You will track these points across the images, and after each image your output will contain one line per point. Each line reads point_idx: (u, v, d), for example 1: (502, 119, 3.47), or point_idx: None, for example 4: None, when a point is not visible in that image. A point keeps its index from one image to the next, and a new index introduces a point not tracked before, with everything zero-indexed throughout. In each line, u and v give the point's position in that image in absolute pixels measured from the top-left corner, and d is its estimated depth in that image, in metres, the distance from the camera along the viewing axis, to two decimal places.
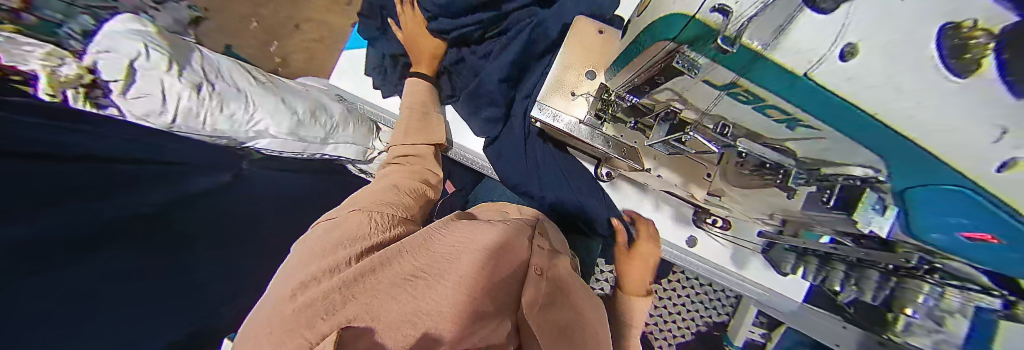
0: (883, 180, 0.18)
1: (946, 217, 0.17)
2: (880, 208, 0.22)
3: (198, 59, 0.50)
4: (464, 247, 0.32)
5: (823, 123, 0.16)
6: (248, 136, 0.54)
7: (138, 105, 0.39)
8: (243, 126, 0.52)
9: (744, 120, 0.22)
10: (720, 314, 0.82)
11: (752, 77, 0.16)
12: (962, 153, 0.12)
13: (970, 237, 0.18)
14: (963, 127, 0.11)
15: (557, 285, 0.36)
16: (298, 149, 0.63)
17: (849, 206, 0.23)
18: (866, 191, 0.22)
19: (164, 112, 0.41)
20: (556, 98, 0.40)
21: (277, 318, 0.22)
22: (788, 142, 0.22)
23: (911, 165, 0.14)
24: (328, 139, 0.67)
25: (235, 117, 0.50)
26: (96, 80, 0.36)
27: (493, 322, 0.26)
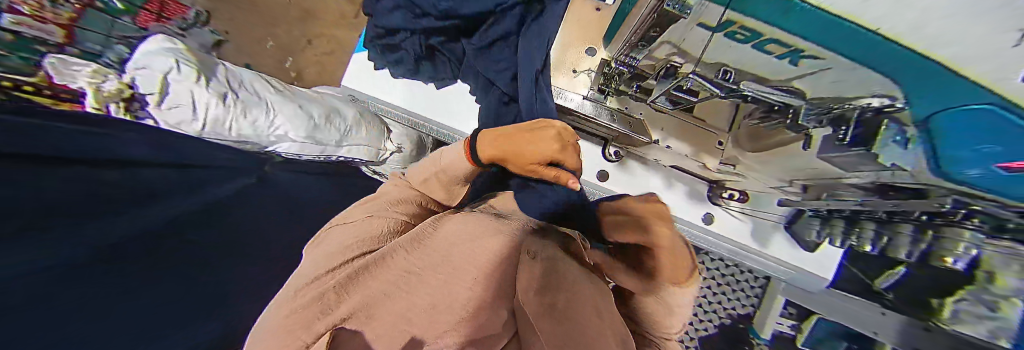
0: (900, 105, 0.19)
1: (974, 147, 0.17)
2: (902, 141, 0.21)
3: (224, 72, 0.55)
4: (459, 244, 0.33)
5: (828, 49, 0.17)
6: (271, 141, 0.59)
7: (172, 115, 0.46)
8: (266, 131, 0.57)
9: (748, 63, 0.23)
10: (745, 305, 0.76)
11: (747, 14, 0.17)
12: (987, 62, 0.12)
13: (1002, 168, 0.17)
14: (981, 33, 0.11)
15: (569, 274, 0.28)
16: (317, 151, 0.66)
17: (868, 140, 0.24)
18: (886, 122, 0.22)
19: (194, 121, 0.48)
20: (560, 76, 0.43)
21: (282, 317, 0.28)
22: (794, 82, 0.24)
23: (938, 80, 0.14)
24: (342, 142, 0.68)
25: (258, 124, 0.56)
26: (133, 94, 0.45)
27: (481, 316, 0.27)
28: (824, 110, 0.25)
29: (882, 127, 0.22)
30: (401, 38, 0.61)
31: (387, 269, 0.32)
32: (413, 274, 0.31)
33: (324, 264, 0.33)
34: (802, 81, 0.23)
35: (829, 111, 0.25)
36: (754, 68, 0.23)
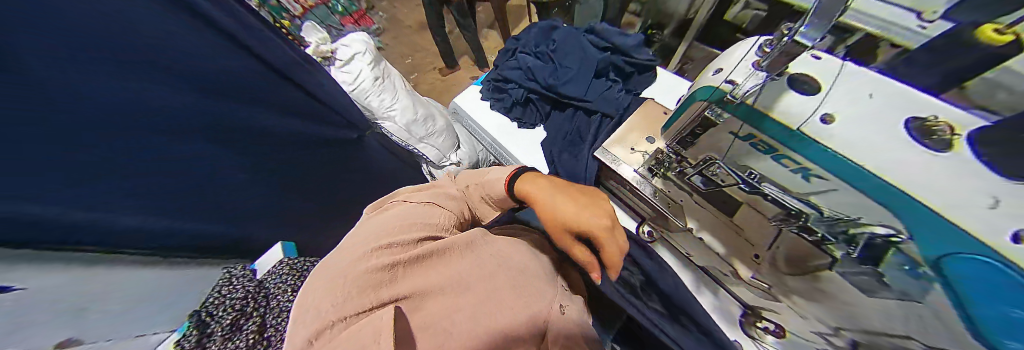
0: (907, 242, 0.18)
1: (1001, 311, 0.14)
2: (912, 272, 0.18)
3: (383, 64, 0.78)
4: (502, 274, 0.37)
5: (835, 177, 0.20)
6: (382, 115, 0.78)
7: (342, 76, 0.73)
8: (383, 109, 0.77)
9: (774, 175, 0.26)
10: None
11: (789, 145, 0.22)
12: (960, 213, 0.14)
13: None
14: (965, 192, 0.15)
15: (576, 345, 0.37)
16: (404, 137, 0.83)
17: (874, 259, 0.21)
18: (890, 250, 0.20)
19: (350, 84, 0.73)
20: (617, 148, 0.48)
21: (350, 273, 0.28)
22: (813, 197, 0.23)
23: (925, 231, 0.16)
24: (423, 138, 0.85)
25: (382, 101, 0.76)
26: (330, 57, 0.73)
27: None
28: (838, 232, 0.24)
29: (888, 252, 0.20)
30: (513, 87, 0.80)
31: (443, 268, 0.34)
32: (460, 290, 0.33)
33: (401, 230, 0.35)
34: (819, 197, 0.23)
35: (847, 237, 0.23)
36: (774, 176, 0.26)
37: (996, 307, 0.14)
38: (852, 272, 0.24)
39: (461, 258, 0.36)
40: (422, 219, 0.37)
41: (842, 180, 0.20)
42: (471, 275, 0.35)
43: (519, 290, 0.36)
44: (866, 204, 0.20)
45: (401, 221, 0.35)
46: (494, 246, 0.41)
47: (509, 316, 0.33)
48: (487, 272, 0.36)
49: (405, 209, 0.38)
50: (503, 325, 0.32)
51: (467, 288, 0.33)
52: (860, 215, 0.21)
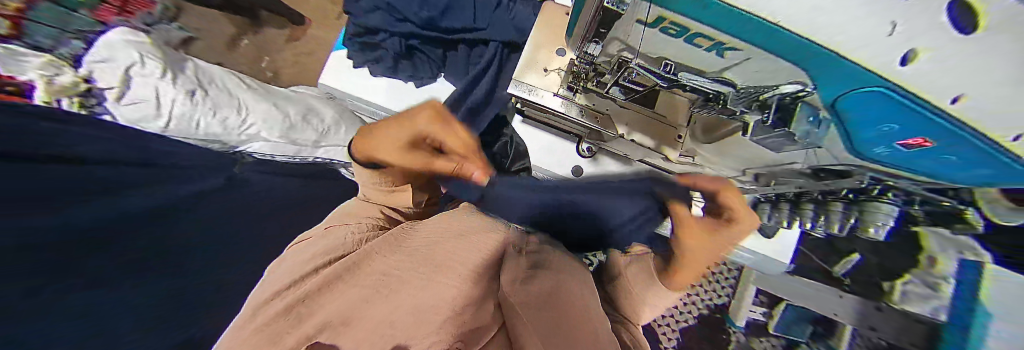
0: (811, 92, 0.21)
1: (880, 127, 0.20)
2: (814, 119, 0.23)
3: (192, 68, 0.52)
4: (437, 239, 0.37)
5: (739, 41, 0.19)
6: (240, 139, 0.56)
7: (135, 112, 0.44)
8: (235, 129, 0.54)
9: (686, 54, 0.24)
10: (721, 296, 1.00)
11: (673, 10, 0.18)
12: (873, 50, 0.15)
13: (904, 144, 0.20)
14: (864, 26, 0.14)
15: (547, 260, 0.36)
16: (292, 152, 0.65)
17: (782, 120, 0.25)
18: (799, 105, 0.24)
19: (158, 116, 0.46)
20: (529, 75, 0.42)
21: (250, 332, 0.28)
22: (726, 71, 0.25)
23: (836, 71, 0.18)
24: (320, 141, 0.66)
25: (227, 120, 0.53)
26: (90, 88, 0.41)
27: (471, 312, 0.29)
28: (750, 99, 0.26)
29: (799, 106, 0.24)
30: (384, 38, 0.62)
31: (372, 269, 0.33)
32: (395, 275, 0.32)
33: (304, 268, 0.34)
34: (731, 71, 0.24)
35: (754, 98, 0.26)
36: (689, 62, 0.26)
37: (874, 124, 0.20)
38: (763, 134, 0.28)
39: (386, 250, 0.35)
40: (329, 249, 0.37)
41: (750, 43, 0.19)
42: (406, 259, 0.34)
43: (464, 249, 0.35)
44: (778, 68, 0.20)
45: (302, 265, 0.36)
46: (423, 227, 0.41)
47: (457, 268, 0.33)
48: (421, 246, 0.36)
49: (307, 246, 0.39)
50: (462, 285, 0.31)
51: (401, 272, 0.32)
52: (772, 83, 0.23)
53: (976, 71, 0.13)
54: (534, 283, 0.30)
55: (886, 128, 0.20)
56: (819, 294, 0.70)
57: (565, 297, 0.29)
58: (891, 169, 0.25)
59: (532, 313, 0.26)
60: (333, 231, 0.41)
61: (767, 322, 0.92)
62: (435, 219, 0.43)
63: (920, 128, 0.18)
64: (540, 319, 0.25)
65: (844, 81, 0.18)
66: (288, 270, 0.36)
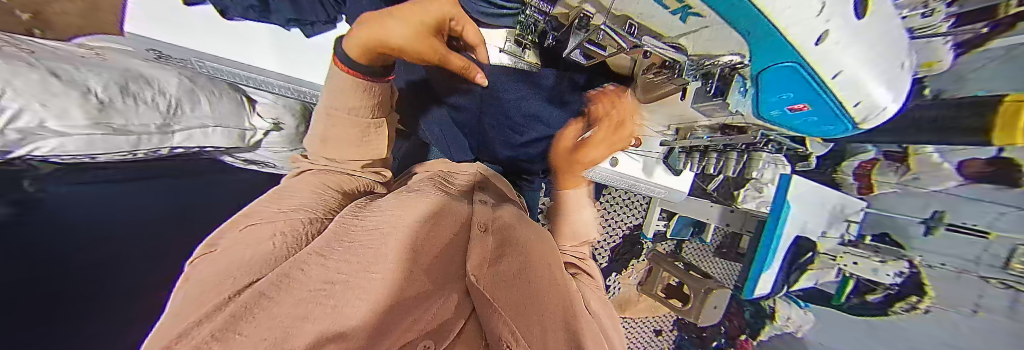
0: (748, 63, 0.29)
1: (790, 97, 0.30)
2: (743, 92, 0.37)
3: None
4: (387, 229, 0.33)
5: (705, 6, 0.21)
6: (18, 139, 0.41)
7: None
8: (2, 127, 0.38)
9: (649, 18, 0.27)
10: (637, 218, 1.24)
11: None
12: (802, 28, 0.19)
13: (795, 109, 0.32)
14: (807, 7, 0.17)
15: (503, 234, 0.42)
16: (128, 146, 0.55)
17: (726, 92, 0.40)
18: (736, 83, 0.37)
19: None
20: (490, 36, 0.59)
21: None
22: (680, 39, 0.29)
23: (769, 45, 0.23)
24: (172, 124, 0.61)
25: None
26: None
27: (442, 297, 0.31)
28: (701, 68, 0.34)
29: (734, 79, 0.36)
30: None
31: (297, 290, 0.23)
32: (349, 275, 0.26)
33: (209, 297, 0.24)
34: (685, 38, 0.28)
35: (704, 67, 0.33)
36: (650, 26, 0.29)
37: (786, 97, 0.31)
38: (708, 100, 0.43)
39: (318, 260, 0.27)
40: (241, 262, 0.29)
41: (713, 11, 0.21)
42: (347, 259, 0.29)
43: (424, 222, 0.36)
44: (730, 39, 0.25)
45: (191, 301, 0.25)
46: (372, 212, 0.39)
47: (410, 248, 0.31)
48: (368, 240, 0.33)
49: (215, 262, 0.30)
50: (421, 265, 0.30)
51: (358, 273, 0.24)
52: (718, 52, 0.29)
53: (840, 59, 0.22)
54: (500, 265, 0.35)
55: (780, 93, 0.30)
56: (699, 206, 0.93)
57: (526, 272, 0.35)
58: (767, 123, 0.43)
59: (508, 297, 0.31)
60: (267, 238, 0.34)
61: (666, 231, 1.21)
62: (388, 198, 0.43)
63: (805, 96, 0.28)
64: (506, 300, 0.30)
65: (764, 55, 0.25)
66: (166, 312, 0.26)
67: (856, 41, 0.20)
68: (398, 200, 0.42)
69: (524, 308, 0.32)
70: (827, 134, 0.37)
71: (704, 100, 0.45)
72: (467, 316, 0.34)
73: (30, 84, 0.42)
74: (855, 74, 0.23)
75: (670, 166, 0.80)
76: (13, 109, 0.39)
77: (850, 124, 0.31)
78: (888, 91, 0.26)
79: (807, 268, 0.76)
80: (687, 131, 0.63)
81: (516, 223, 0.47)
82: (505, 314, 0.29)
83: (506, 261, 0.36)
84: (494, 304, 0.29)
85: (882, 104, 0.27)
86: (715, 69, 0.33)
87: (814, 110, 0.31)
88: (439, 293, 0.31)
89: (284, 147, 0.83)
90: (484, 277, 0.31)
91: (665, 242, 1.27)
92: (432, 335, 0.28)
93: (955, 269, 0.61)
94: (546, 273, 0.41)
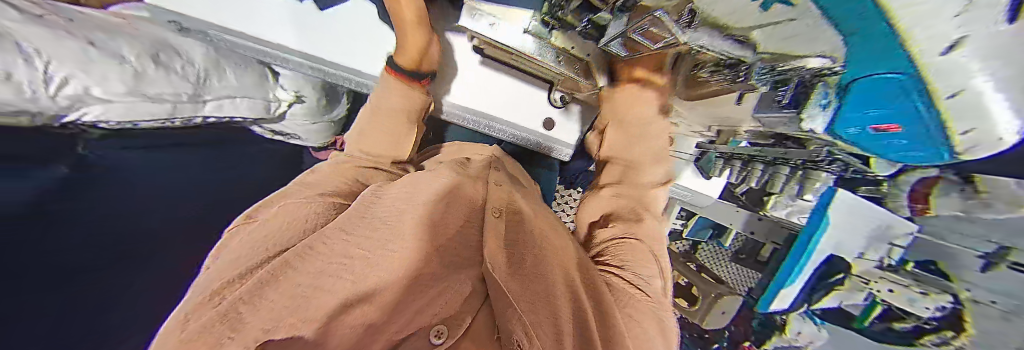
0: (840, 69, 0.31)
1: (876, 115, 0.32)
2: (822, 105, 0.36)
3: None
4: (404, 206, 0.34)
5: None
6: (62, 103, 0.44)
7: None
8: (47, 89, 0.41)
9: (723, 13, 0.28)
10: None
11: None
12: (924, 32, 0.20)
13: (880, 130, 0.34)
14: (942, 8, 0.18)
15: (517, 220, 0.41)
16: (162, 112, 0.59)
17: (801, 106, 0.38)
18: (817, 92, 0.36)
19: None
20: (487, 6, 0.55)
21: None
22: (755, 31, 0.29)
23: (876, 46, 0.24)
24: (200, 93, 0.64)
25: (30, 75, 0.38)
26: None
27: (453, 283, 0.31)
28: (779, 66, 0.34)
29: (816, 89, 0.36)
30: None
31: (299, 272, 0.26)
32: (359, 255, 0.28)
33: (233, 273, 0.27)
34: (760, 30, 0.29)
35: (780, 72, 0.36)
36: (717, 13, 0.28)
37: (871, 114, 0.33)
38: (776, 111, 0.41)
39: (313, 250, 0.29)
40: (270, 237, 0.32)
41: (813, 0, 0.22)
42: (366, 237, 0.31)
43: (430, 206, 0.35)
44: (823, 36, 0.27)
45: (222, 273, 0.28)
46: (385, 197, 0.38)
47: (414, 234, 0.31)
48: (385, 219, 0.34)
49: (256, 230, 0.34)
50: (436, 257, 0.31)
51: (374, 254, 0.28)
52: (802, 53, 0.30)
53: (957, 71, 0.23)
54: (511, 254, 0.35)
55: (866, 110, 0.32)
56: (725, 210, 0.87)
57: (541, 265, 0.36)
58: (839, 145, 0.42)
59: (520, 289, 0.31)
60: (295, 224, 0.35)
61: (683, 230, 1.17)
62: (415, 175, 0.43)
63: (906, 113, 0.29)
64: (519, 295, 0.31)
65: (868, 55, 0.26)
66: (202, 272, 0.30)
67: (985, 54, 0.21)
68: (409, 179, 0.42)
69: (543, 299, 0.32)
70: (914, 160, 0.37)
71: (767, 111, 0.43)
72: (483, 302, 0.34)
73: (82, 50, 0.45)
74: (982, 86, 0.23)
75: (702, 168, 0.76)
76: (61, 77, 0.42)
77: (944, 150, 0.32)
78: (1011, 118, 0.26)
79: (836, 287, 0.73)
80: (728, 136, 0.61)
81: (530, 207, 0.47)
82: (521, 308, 0.30)
83: (520, 252, 0.37)
84: (512, 299, 0.30)
85: (1001, 130, 0.27)
86: (796, 73, 0.34)
87: (901, 134, 0.33)
88: (454, 276, 0.32)
89: (305, 120, 0.86)
90: (501, 272, 0.32)
91: (680, 242, 1.26)
92: (446, 321, 0.29)
93: (1004, 309, 0.55)
94: (560, 259, 0.40)
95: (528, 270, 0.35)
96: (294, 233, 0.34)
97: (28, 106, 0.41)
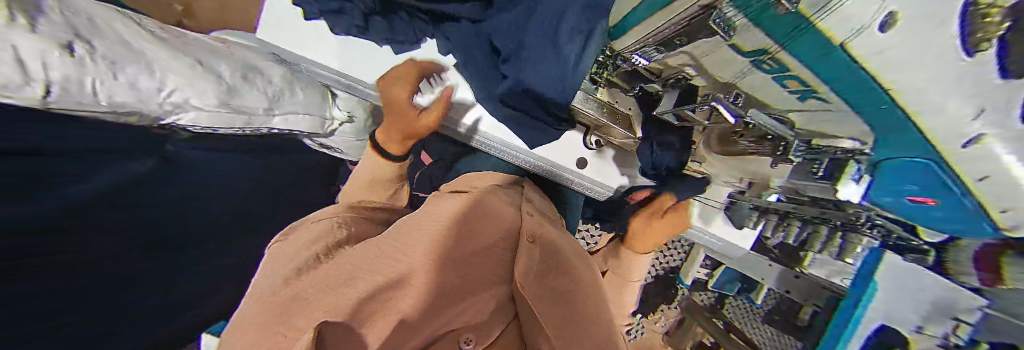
0: (863, 149, 0.35)
1: (905, 187, 0.34)
2: (854, 178, 0.38)
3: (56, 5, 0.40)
4: (429, 224, 0.42)
5: (832, 94, 0.29)
6: (165, 109, 0.53)
7: None
8: (154, 97, 0.50)
9: (766, 96, 0.39)
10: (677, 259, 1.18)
11: (791, 52, 0.27)
12: (936, 118, 0.24)
13: (914, 201, 0.35)
14: (959, 104, 0.22)
15: (549, 247, 0.45)
16: (237, 122, 0.68)
17: (834, 177, 0.40)
18: (848, 165, 0.39)
19: (18, 84, 0.33)
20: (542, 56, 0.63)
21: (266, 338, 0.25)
22: (790, 112, 0.40)
23: (881, 120, 0.28)
24: (273, 109, 0.74)
25: (140, 86, 0.47)
26: None
27: (485, 296, 0.38)
28: (813, 146, 0.41)
29: (849, 166, 0.38)
30: None
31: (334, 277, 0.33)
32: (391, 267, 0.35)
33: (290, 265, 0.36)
34: (795, 115, 0.39)
35: (816, 152, 0.41)
36: (765, 97, 0.39)
37: (901, 184, 0.34)
38: (813, 180, 0.44)
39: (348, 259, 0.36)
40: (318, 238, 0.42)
41: (837, 97, 0.29)
42: (412, 247, 0.38)
43: (461, 225, 0.42)
44: (846, 124, 0.33)
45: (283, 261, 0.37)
46: (425, 215, 0.45)
47: (444, 251, 0.38)
48: (426, 235, 0.40)
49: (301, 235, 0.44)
50: (473, 277, 0.38)
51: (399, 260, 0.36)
52: (834, 134, 0.37)
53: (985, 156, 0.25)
54: (543, 279, 0.40)
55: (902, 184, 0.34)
56: (754, 263, 0.85)
57: (565, 293, 0.40)
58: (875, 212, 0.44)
59: (548, 314, 0.36)
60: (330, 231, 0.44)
61: (707, 280, 1.12)
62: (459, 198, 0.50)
63: (940, 195, 0.32)
64: (547, 317, 0.35)
65: (890, 142, 0.31)
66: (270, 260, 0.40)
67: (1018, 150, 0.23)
68: (458, 200, 0.49)
69: (567, 327, 0.36)
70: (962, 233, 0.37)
71: (805, 178, 0.48)
72: (507, 319, 0.39)
73: (185, 70, 0.55)
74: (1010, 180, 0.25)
75: (733, 219, 0.81)
76: (169, 88, 0.52)
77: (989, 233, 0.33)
78: None
79: None
80: (760, 189, 0.64)
81: (561, 238, 0.51)
82: (549, 334, 0.34)
83: (551, 278, 0.41)
84: (543, 325, 0.34)
85: None
86: (828, 152, 0.39)
87: (940, 207, 0.34)
88: (483, 292, 0.38)
89: (351, 137, 0.98)
90: (529, 290, 0.36)
91: (704, 293, 1.15)
92: (472, 330, 0.34)
93: None
94: (578, 290, 0.44)
95: (560, 298, 0.40)
96: (332, 237, 0.43)
97: (142, 113, 0.50)
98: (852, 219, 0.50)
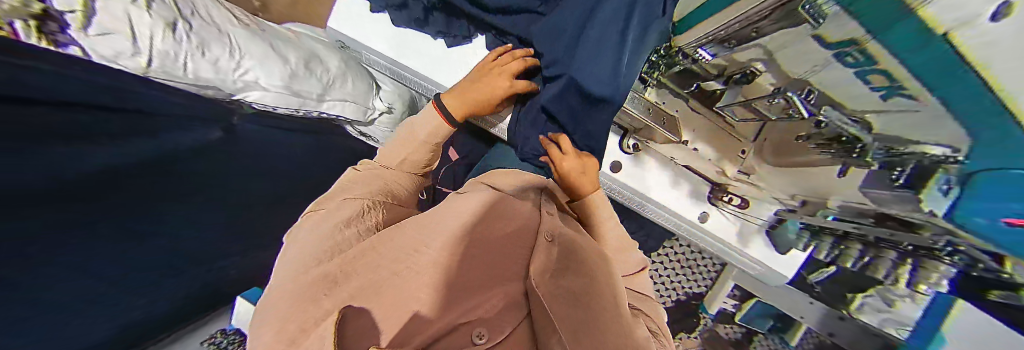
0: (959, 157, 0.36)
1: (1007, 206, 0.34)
2: (944, 189, 0.41)
3: None
4: (455, 215, 0.41)
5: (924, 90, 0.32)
6: (238, 86, 0.61)
7: (102, 43, 0.37)
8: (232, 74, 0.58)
9: (836, 91, 0.43)
10: (700, 285, 1.11)
11: (882, 44, 0.31)
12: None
13: (1010, 223, 0.36)
14: None
15: (568, 247, 0.43)
16: (294, 104, 0.75)
17: (919, 185, 0.43)
18: (937, 175, 0.41)
19: (134, 53, 0.40)
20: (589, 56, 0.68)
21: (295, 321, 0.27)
22: (869, 114, 0.42)
23: (992, 122, 0.29)
24: (324, 95, 0.80)
25: (221, 64, 0.55)
26: (47, 10, 0.32)
27: (498, 291, 0.36)
28: (895, 152, 0.44)
29: (934, 177, 0.42)
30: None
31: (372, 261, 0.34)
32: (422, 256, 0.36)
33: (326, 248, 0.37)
34: (877, 115, 0.41)
35: (893, 154, 0.44)
36: (836, 94, 0.43)
37: (1004, 203, 0.35)
38: (889, 189, 0.48)
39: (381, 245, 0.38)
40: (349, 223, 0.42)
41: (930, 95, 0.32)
42: (431, 237, 0.39)
43: (481, 217, 0.42)
44: (936, 124, 0.35)
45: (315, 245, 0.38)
46: (444, 208, 0.45)
47: (460, 242, 0.38)
48: (443, 225, 0.40)
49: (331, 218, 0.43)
50: (489, 273, 0.37)
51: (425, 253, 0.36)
52: (923, 139, 0.38)
53: None
54: (558, 279, 0.38)
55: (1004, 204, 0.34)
56: None
57: (583, 296, 0.38)
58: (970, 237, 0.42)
59: (562, 314, 0.33)
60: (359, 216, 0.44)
61: (735, 312, 1.03)
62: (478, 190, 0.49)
63: None
64: (562, 318, 0.33)
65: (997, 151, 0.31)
66: (298, 240, 0.40)
67: None
68: (471, 194, 0.48)
69: (581, 329, 0.33)
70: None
71: (882, 188, 0.49)
72: (522, 318, 0.35)
73: (259, 52, 0.62)
74: None
75: (777, 241, 0.77)
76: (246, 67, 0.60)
77: None
78: None
79: None
80: (816, 207, 0.65)
81: (585, 240, 0.48)
82: (563, 334, 0.31)
83: (568, 277, 0.39)
84: (555, 322, 0.32)
85: None
86: (908, 158, 0.42)
87: None
88: (500, 287, 0.36)
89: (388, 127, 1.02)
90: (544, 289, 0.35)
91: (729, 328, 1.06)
92: (484, 323, 0.31)
93: None
94: (602, 294, 0.40)
95: (577, 298, 0.37)
96: (360, 222, 0.43)
97: (215, 86, 0.57)
98: (931, 244, 0.49)
